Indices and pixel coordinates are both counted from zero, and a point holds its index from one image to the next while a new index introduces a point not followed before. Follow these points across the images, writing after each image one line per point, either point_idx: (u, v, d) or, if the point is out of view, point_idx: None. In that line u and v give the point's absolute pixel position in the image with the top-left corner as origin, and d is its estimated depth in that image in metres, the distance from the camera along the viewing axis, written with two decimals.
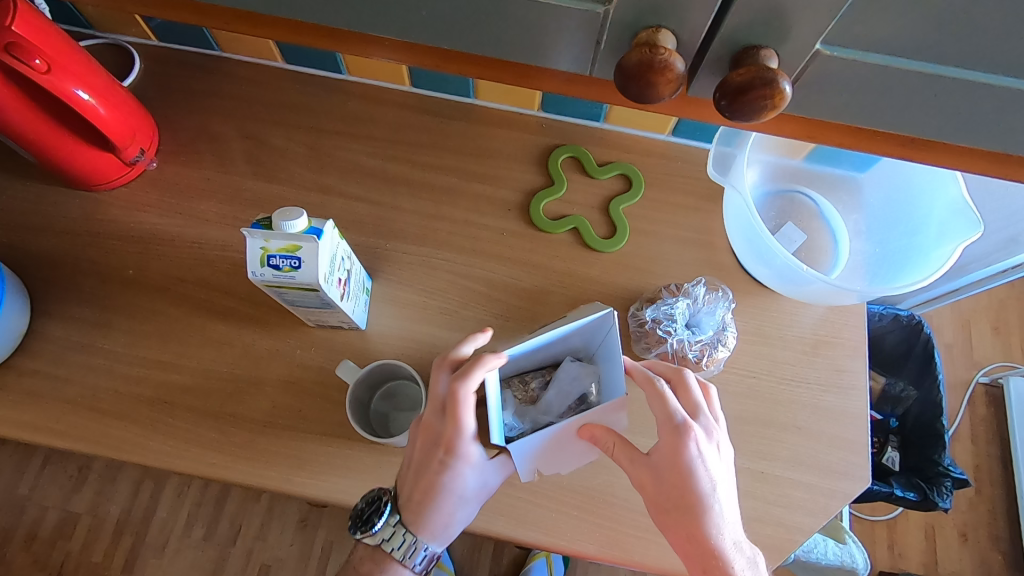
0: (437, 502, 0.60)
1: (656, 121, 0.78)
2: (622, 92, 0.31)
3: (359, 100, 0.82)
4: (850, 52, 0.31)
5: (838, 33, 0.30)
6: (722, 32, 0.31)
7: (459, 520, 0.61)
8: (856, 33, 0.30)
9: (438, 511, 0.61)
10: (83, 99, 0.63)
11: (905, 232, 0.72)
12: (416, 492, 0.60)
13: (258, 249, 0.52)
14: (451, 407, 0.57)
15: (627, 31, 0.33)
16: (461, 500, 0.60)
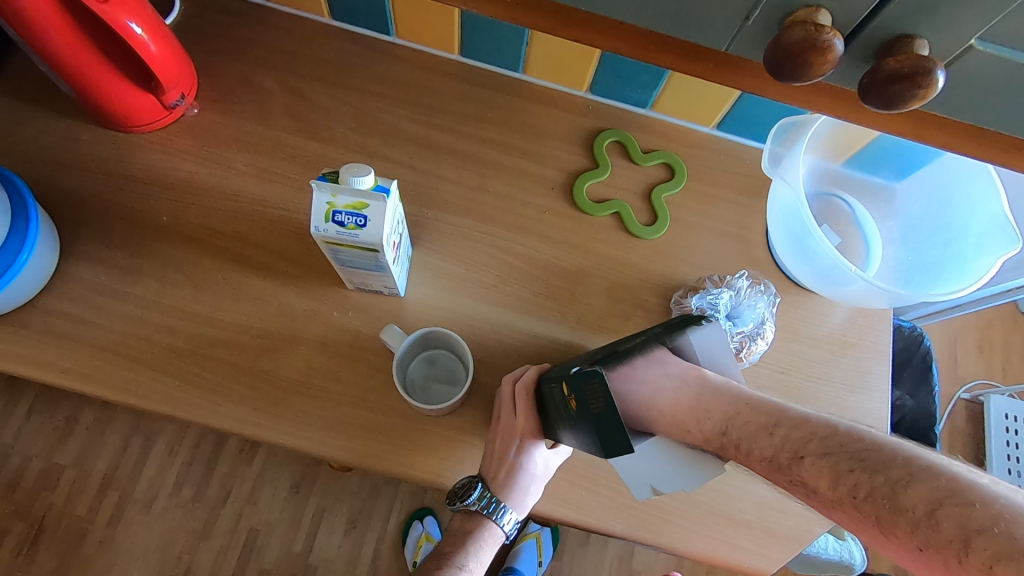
0: (530, 478, 0.64)
1: (705, 113, 0.79)
2: (773, 69, 0.32)
3: (406, 65, 0.81)
4: (1002, 49, 0.31)
5: (996, 28, 0.30)
6: (878, 21, 0.31)
7: (534, 496, 0.65)
8: (1014, 31, 0.30)
9: (517, 491, 0.64)
10: (135, 32, 0.60)
11: (940, 241, 0.73)
12: (497, 474, 0.64)
13: (324, 203, 0.51)
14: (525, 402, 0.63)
15: (780, 10, 0.32)
16: (536, 479, 0.64)
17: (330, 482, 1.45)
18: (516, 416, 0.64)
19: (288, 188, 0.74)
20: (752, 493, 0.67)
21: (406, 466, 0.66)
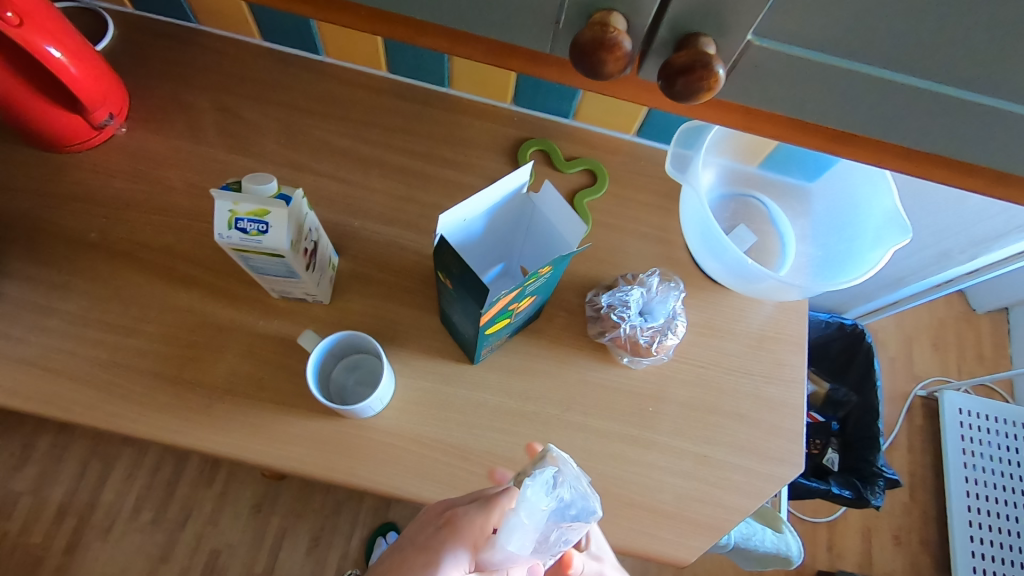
0: None
1: (622, 120, 0.82)
2: (577, 65, 0.35)
3: (335, 81, 0.84)
4: (777, 43, 0.36)
5: (766, 24, 0.35)
6: (667, 20, 0.35)
7: None
8: (782, 25, 0.35)
9: None
10: (55, 57, 0.62)
11: (846, 237, 0.76)
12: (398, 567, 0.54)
13: (226, 211, 0.53)
14: (451, 533, 0.53)
15: (583, 11, 0.36)
16: None
17: (292, 499, 1.44)
18: (450, 508, 0.55)
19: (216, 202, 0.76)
20: (670, 483, 0.70)
21: (329, 469, 0.67)
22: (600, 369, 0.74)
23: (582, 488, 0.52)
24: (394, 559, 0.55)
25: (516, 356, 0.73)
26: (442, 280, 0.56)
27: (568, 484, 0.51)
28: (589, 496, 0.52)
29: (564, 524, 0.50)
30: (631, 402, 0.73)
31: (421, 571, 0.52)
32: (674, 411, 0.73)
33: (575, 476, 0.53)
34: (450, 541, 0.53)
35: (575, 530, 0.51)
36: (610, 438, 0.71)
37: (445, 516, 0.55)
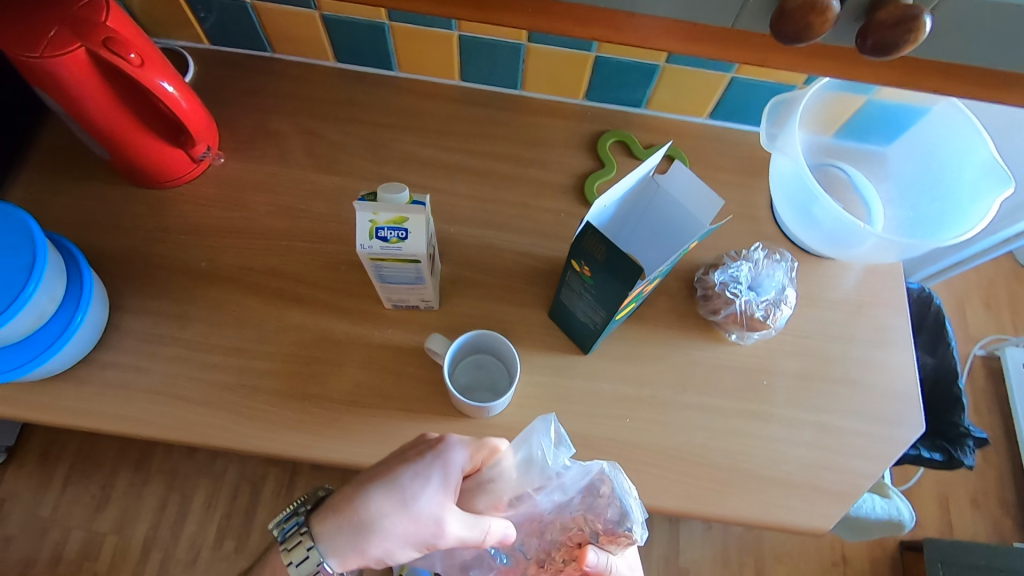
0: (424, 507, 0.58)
1: (697, 104, 0.84)
2: (777, 30, 0.36)
3: (411, 95, 0.86)
4: None
5: None
6: None
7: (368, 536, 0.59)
8: None
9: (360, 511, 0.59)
10: (167, 90, 0.64)
11: (938, 195, 0.77)
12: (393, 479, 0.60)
13: (367, 221, 0.55)
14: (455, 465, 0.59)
15: None
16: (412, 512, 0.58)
17: None
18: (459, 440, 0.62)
19: (314, 221, 0.78)
20: (794, 454, 0.70)
21: None
22: (708, 348, 0.74)
23: (638, 513, 0.59)
24: (377, 471, 0.60)
25: (625, 342, 0.74)
26: (576, 267, 0.57)
27: (623, 496, 0.58)
28: (631, 530, 0.57)
29: (589, 501, 0.60)
30: (743, 377, 0.73)
31: (407, 480, 0.58)
32: (787, 383, 0.73)
33: (636, 504, 0.59)
34: (432, 460, 0.59)
35: (595, 515, 0.59)
36: (728, 414, 0.71)
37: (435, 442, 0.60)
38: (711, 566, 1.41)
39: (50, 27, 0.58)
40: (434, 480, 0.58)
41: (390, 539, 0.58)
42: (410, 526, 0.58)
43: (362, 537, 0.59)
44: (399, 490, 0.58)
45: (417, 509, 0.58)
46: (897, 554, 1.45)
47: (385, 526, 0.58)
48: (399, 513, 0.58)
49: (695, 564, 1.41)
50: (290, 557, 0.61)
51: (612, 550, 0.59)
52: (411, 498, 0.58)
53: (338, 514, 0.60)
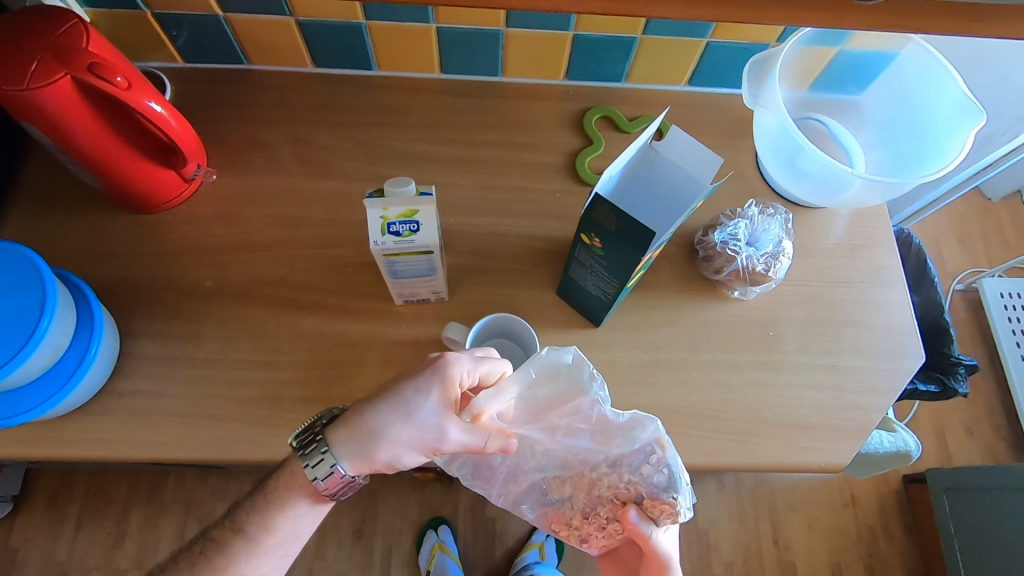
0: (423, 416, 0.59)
1: (675, 72, 0.86)
2: None
3: (395, 93, 0.86)
4: None
5: None
6: None
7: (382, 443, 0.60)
8: None
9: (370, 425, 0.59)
10: (156, 111, 0.64)
11: (914, 135, 0.81)
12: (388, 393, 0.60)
13: (378, 218, 0.55)
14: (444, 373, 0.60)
15: None
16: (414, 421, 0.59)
17: (389, 517, 1.43)
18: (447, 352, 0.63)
19: (315, 227, 0.78)
20: (809, 398, 0.73)
21: None
22: (715, 307, 0.77)
23: (685, 483, 0.60)
24: (381, 390, 0.60)
25: (636, 310, 0.76)
26: (586, 240, 0.59)
27: (674, 464, 0.59)
28: (677, 501, 0.58)
29: (642, 465, 0.60)
30: (752, 331, 0.76)
31: (404, 392, 0.59)
32: (794, 331, 0.76)
33: (683, 477, 0.59)
34: (434, 373, 0.59)
35: (641, 477, 0.60)
36: (742, 368, 0.74)
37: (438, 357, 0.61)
38: (730, 522, 1.46)
39: (34, 58, 0.57)
40: (436, 390, 0.59)
41: (395, 447, 0.60)
42: (411, 436, 0.59)
43: (367, 444, 0.60)
44: (403, 403, 0.59)
45: (420, 419, 0.59)
46: (903, 487, 1.51)
47: (388, 433, 0.59)
48: (401, 422, 0.59)
49: (713, 523, 1.45)
50: (312, 469, 0.61)
51: (656, 523, 0.59)
52: (413, 409, 0.59)
53: (348, 424, 0.60)
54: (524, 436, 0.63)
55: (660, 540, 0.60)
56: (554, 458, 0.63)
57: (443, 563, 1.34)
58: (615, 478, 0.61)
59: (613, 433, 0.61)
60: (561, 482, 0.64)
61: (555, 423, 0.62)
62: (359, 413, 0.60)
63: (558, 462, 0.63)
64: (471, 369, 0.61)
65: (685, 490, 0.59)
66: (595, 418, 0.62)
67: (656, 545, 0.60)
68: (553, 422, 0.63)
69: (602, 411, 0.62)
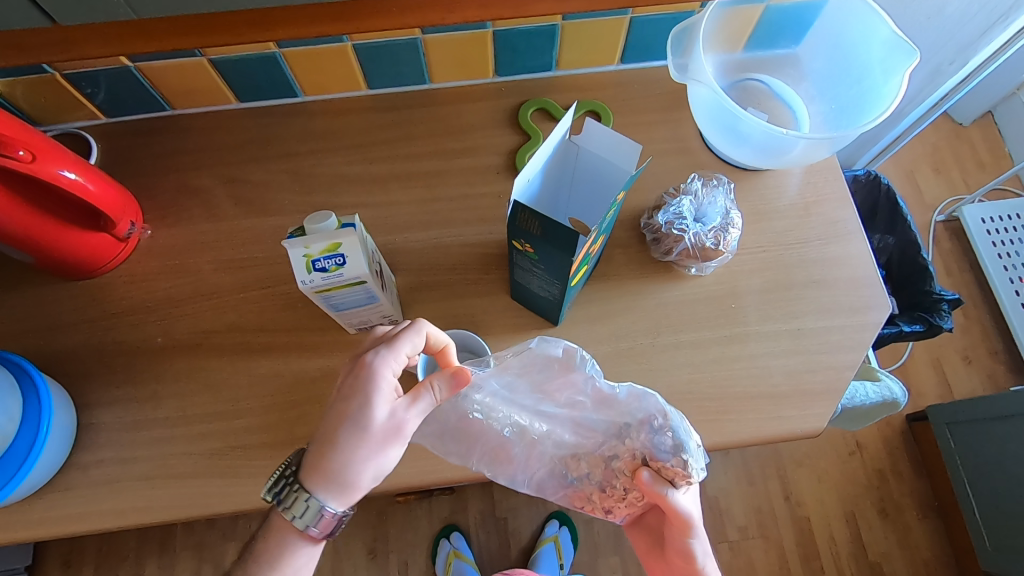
0: (375, 426, 0.54)
1: (605, 53, 0.84)
2: None
3: (324, 117, 0.85)
4: None
5: None
6: None
7: (358, 471, 0.54)
8: None
9: (338, 460, 0.54)
10: (70, 178, 0.63)
11: (852, 82, 0.79)
12: (328, 427, 0.54)
13: (301, 257, 0.54)
14: (366, 377, 0.54)
15: None
16: (373, 436, 0.54)
17: (401, 533, 1.43)
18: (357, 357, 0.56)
19: (260, 267, 0.77)
20: (777, 365, 0.72)
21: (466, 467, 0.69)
22: (672, 287, 0.75)
23: (695, 445, 0.57)
24: (326, 421, 0.55)
25: (593, 303, 0.75)
26: (519, 247, 0.57)
27: (679, 426, 0.57)
28: (688, 462, 0.55)
29: (646, 431, 0.57)
30: (713, 306, 0.75)
31: (347, 418, 0.54)
32: (755, 300, 0.75)
33: (692, 440, 0.56)
34: (363, 379, 0.54)
35: (650, 445, 0.57)
36: (707, 345, 0.73)
37: (359, 364, 0.55)
38: (739, 488, 1.45)
39: None
40: (375, 391, 0.54)
41: (371, 460, 0.54)
42: (380, 441, 0.54)
43: (346, 474, 0.54)
44: (353, 420, 0.54)
45: (377, 422, 0.54)
46: (906, 427, 1.51)
47: (358, 461, 0.54)
48: (363, 445, 0.54)
49: (722, 490, 1.45)
50: (297, 518, 0.55)
51: (674, 486, 0.56)
52: (365, 419, 0.54)
53: (320, 468, 0.54)
54: (534, 417, 0.63)
55: (681, 497, 0.56)
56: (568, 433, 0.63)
57: (459, 568, 1.35)
58: (624, 446, 0.59)
59: (615, 408, 0.60)
60: (577, 457, 0.63)
61: (556, 402, 0.62)
62: (322, 454, 0.54)
63: (572, 438, 0.63)
64: (397, 356, 0.56)
65: (696, 453, 0.56)
66: (597, 399, 0.60)
67: (677, 503, 0.56)
68: (556, 403, 0.62)
69: (603, 391, 0.60)
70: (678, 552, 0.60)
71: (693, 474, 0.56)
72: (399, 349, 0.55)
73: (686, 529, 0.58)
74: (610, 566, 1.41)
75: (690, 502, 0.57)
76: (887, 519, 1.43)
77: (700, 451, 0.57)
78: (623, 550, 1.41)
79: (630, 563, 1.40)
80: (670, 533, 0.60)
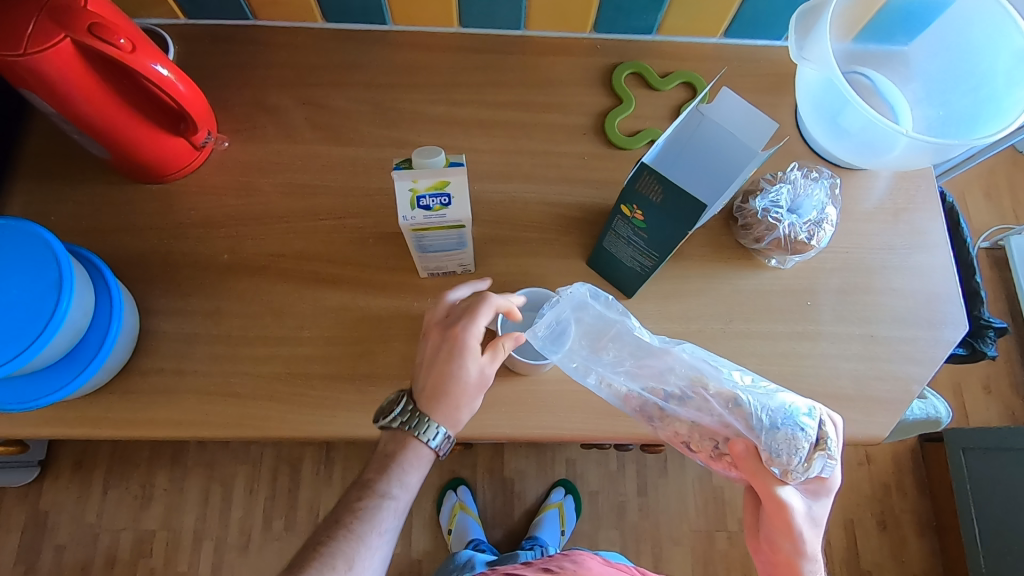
0: (473, 383, 0.60)
1: (711, 24, 0.81)
2: None
3: (411, 50, 0.81)
4: None
5: None
6: None
7: (467, 416, 0.61)
8: None
9: (449, 410, 0.60)
10: (163, 75, 0.60)
11: (968, 89, 0.76)
12: (430, 381, 0.60)
13: (407, 191, 0.52)
14: (456, 344, 0.59)
15: None
16: (473, 390, 0.60)
17: None
18: (441, 325, 0.61)
19: (334, 196, 0.75)
20: (847, 368, 0.71)
21: (524, 427, 0.67)
22: (750, 276, 0.74)
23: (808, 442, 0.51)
24: (429, 377, 0.60)
25: (669, 280, 0.73)
26: (627, 212, 0.55)
27: (792, 409, 0.53)
28: (788, 442, 0.51)
29: (733, 407, 0.55)
30: (788, 300, 0.73)
31: (445, 373, 0.59)
32: (831, 300, 0.73)
33: (804, 436, 0.51)
34: (457, 346, 0.59)
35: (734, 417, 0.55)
36: (778, 338, 0.72)
37: (450, 330, 0.60)
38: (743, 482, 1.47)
39: (31, 20, 0.54)
40: (468, 354, 0.59)
41: (473, 402, 0.61)
42: (481, 391, 0.61)
43: (456, 420, 0.60)
44: (455, 378, 0.59)
45: (472, 376, 0.60)
46: (918, 446, 1.51)
47: (464, 409, 0.60)
48: (464, 399, 0.60)
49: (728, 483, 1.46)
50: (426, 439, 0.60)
51: (776, 473, 0.52)
52: (463, 379, 0.59)
53: (433, 411, 0.60)
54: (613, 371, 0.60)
55: (785, 487, 0.53)
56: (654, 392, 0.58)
57: (463, 521, 1.37)
58: (712, 416, 0.56)
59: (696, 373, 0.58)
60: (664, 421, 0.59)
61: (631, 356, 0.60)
62: (432, 403, 0.60)
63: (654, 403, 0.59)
64: (479, 323, 0.60)
65: (811, 453, 0.52)
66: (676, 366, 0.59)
67: (774, 488, 0.53)
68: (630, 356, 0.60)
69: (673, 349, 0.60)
70: (769, 539, 0.56)
71: (804, 465, 0.52)
72: (479, 316, 0.59)
73: (779, 518, 0.54)
74: (608, 540, 1.43)
75: (795, 495, 0.53)
76: (885, 532, 1.46)
77: (824, 454, 0.52)
78: (624, 525, 1.43)
79: (629, 539, 1.43)
80: (766, 521, 0.55)
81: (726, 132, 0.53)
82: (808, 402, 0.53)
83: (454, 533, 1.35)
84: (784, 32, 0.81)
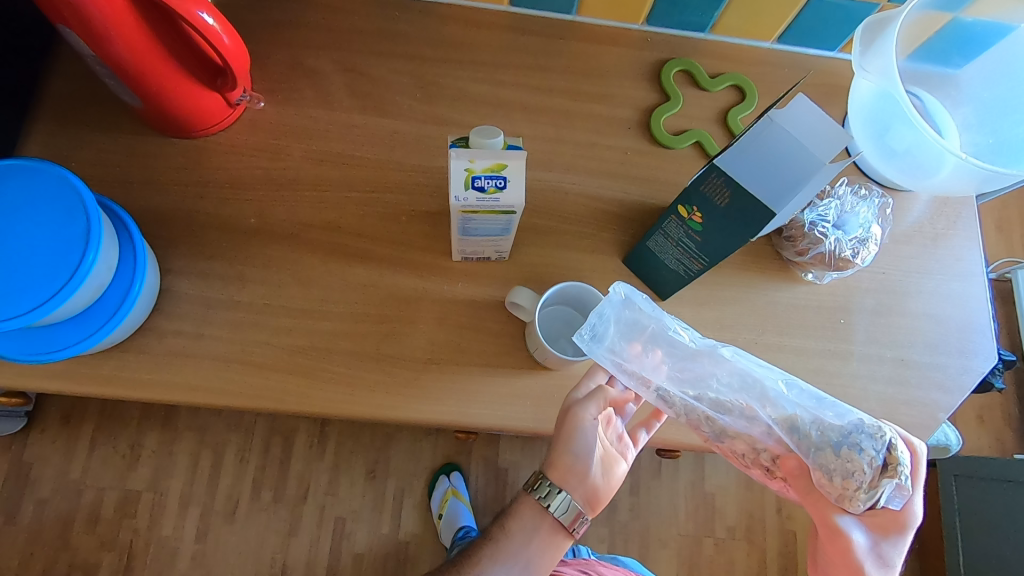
0: (591, 468, 0.63)
1: (767, 27, 0.79)
2: None
3: (457, 24, 0.78)
4: None
5: None
6: None
7: (601, 456, 0.64)
8: None
9: (586, 475, 0.63)
10: (209, 24, 0.57)
11: (1021, 119, 0.75)
12: (562, 479, 0.63)
13: (463, 170, 0.50)
14: (575, 447, 0.62)
15: None
16: (596, 459, 0.64)
17: (405, 459, 1.36)
18: (563, 421, 0.62)
19: (368, 169, 0.72)
20: (874, 391, 0.70)
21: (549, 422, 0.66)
22: (786, 288, 0.73)
23: (869, 467, 0.50)
24: (557, 465, 0.63)
25: (705, 286, 0.72)
26: (684, 213, 0.60)
27: (853, 429, 0.52)
28: (851, 469, 0.51)
29: (793, 425, 0.54)
30: (822, 316, 0.72)
31: (575, 471, 0.63)
32: (865, 320, 0.72)
33: (865, 460, 0.51)
34: (579, 442, 0.62)
35: (792, 435, 0.54)
36: (809, 354, 0.71)
37: (576, 413, 0.61)
38: (737, 490, 1.46)
39: None
40: (586, 450, 0.62)
41: (606, 486, 0.64)
42: (605, 487, 0.64)
43: (591, 489, 0.64)
44: (587, 500, 0.64)
45: (596, 451, 0.63)
46: None
47: (598, 461, 0.64)
48: (591, 456, 0.63)
49: (721, 489, 1.45)
50: (554, 511, 0.63)
51: (835, 499, 0.52)
52: (587, 474, 0.63)
53: (572, 488, 0.63)
54: (666, 379, 0.58)
55: (845, 516, 0.53)
56: (702, 401, 0.57)
57: (455, 507, 1.28)
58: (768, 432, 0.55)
59: (753, 389, 0.56)
60: (719, 432, 0.58)
61: (684, 365, 0.58)
62: (571, 488, 0.63)
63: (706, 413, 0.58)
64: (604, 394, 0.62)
65: (876, 479, 0.51)
66: (733, 380, 0.56)
67: (833, 515, 0.53)
68: (682, 364, 0.58)
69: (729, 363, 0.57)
70: (822, 564, 0.55)
71: (867, 492, 0.51)
72: (600, 400, 0.61)
73: (839, 549, 0.53)
74: (598, 537, 1.41)
75: (855, 524, 0.53)
76: None
77: (892, 483, 0.50)
78: (614, 524, 1.41)
79: (618, 538, 1.41)
80: (821, 547, 0.55)
81: (796, 142, 0.51)
82: (875, 422, 0.52)
83: (445, 519, 1.28)
84: (838, 43, 0.80)
